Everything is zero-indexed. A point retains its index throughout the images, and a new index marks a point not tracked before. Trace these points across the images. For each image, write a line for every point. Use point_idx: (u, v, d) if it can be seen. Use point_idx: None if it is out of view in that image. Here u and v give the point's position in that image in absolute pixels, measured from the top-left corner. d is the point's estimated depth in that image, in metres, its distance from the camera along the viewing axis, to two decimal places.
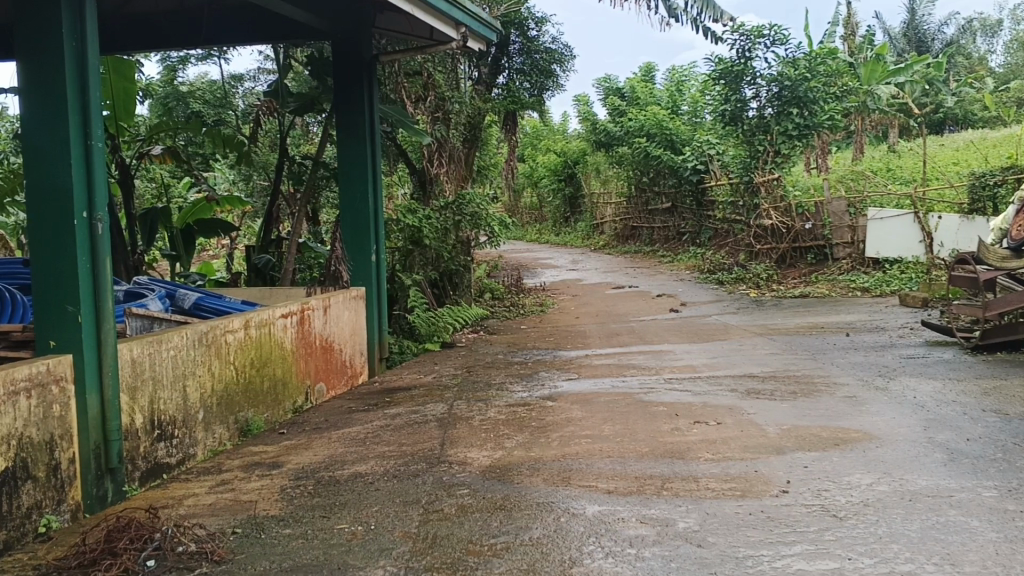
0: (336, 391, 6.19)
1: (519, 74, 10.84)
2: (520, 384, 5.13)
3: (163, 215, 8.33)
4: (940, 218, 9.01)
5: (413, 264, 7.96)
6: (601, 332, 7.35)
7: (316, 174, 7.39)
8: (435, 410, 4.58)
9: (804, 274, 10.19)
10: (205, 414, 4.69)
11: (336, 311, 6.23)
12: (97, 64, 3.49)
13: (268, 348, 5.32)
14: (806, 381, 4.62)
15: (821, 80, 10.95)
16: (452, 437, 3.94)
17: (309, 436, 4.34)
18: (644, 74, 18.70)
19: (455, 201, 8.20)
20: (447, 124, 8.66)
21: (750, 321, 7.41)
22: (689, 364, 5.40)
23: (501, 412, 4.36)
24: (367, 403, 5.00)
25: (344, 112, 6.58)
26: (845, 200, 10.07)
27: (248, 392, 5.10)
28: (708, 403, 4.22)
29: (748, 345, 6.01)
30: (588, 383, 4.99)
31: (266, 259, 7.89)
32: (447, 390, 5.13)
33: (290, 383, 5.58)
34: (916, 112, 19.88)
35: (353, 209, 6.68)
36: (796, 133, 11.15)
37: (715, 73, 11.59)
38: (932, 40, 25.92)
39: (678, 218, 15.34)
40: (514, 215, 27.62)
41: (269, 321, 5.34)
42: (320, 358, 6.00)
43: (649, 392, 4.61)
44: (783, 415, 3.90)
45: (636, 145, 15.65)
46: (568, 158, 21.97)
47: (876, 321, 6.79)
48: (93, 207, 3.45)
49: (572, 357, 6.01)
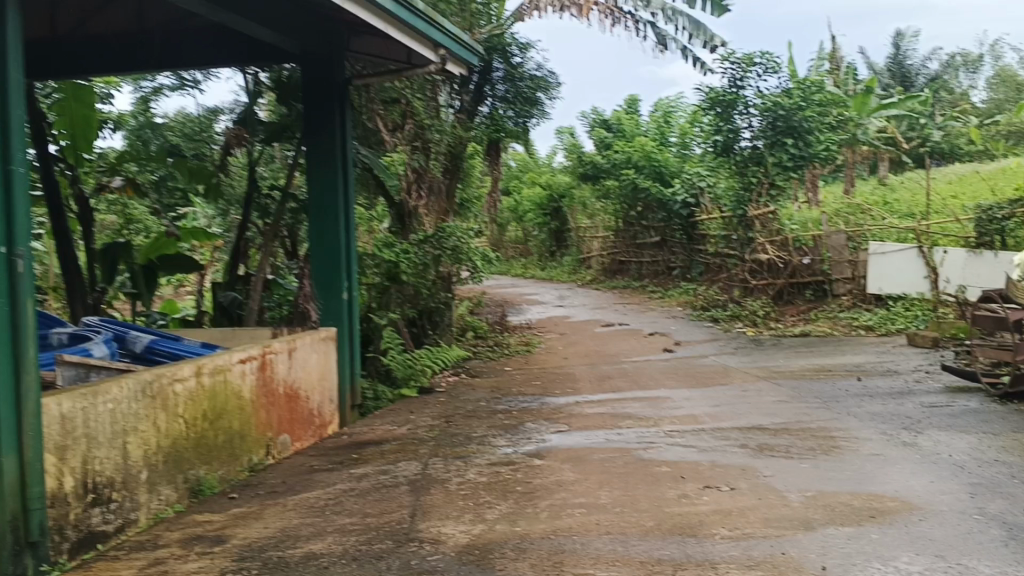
0: (301, 444, 5.65)
1: (503, 102, 10.42)
2: (503, 437, 4.61)
3: (125, 250, 7.78)
4: (945, 253, 8.55)
5: (389, 302, 7.45)
6: (592, 375, 6.85)
7: (285, 206, 6.89)
8: (407, 471, 4.05)
9: (802, 311, 9.77)
10: (149, 474, 4.15)
11: (302, 354, 5.70)
12: (17, 76, 2.95)
13: (223, 398, 4.79)
14: (824, 436, 4.13)
15: (816, 109, 10.59)
16: (425, 506, 3.42)
17: (263, 503, 3.80)
18: (630, 106, 18.37)
19: (433, 235, 7.69)
20: (426, 154, 8.24)
21: (750, 362, 6.93)
22: (692, 413, 4.90)
23: (482, 473, 3.84)
24: (332, 460, 4.47)
25: (314, 140, 6.09)
26: (846, 234, 9.68)
27: (199, 448, 4.56)
28: (716, 463, 3.72)
29: (752, 391, 5.52)
30: (579, 437, 4.48)
31: (233, 296, 7.38)
32: (423, 444, 4.60)
33: (249, 435, 5.04)
34: (904, 145, 19.62)
35: (323, 243, 6.16)
36: (791, 164, 10.74)
37: (705, 102, 11.24)
38: (915, 75, 25.83)
39: (667, 252, 14.94)
40: (499, 250, 27.17)
41: (225, 367, 4.82)
42: (284, 408, 5.47)
43: (648, 447, 4.10)
44: (805, 478, 3.40)
45: (624, 177, 15.27)
46: (554, 192, 21.56)
47: (887, 363, 6.32)
48: (12, 241, 2.92)
49: (561, 405, 5.50)
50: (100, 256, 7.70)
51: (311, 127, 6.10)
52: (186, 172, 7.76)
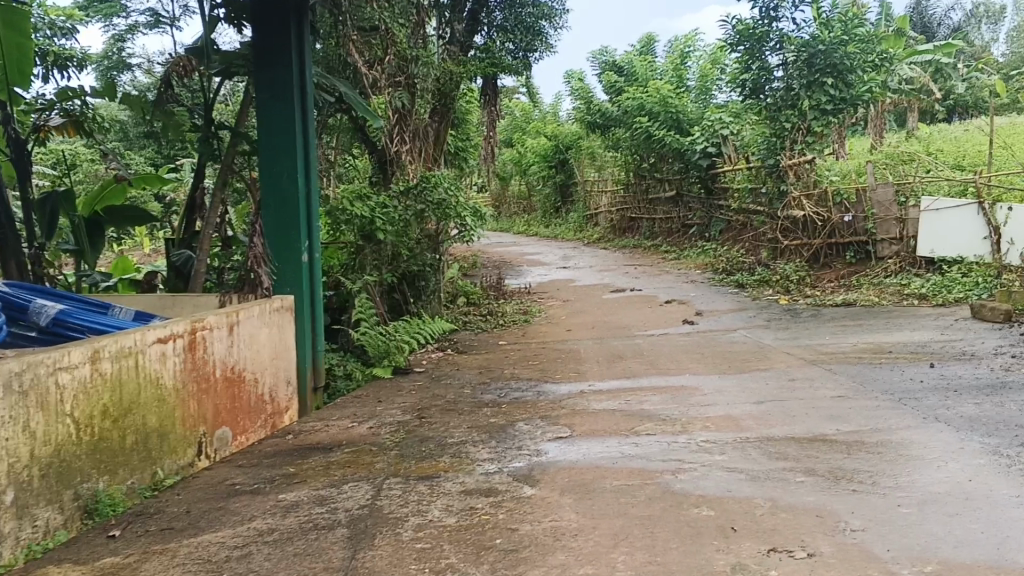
0: (247, 440, 4.41)
1: (500, 31, 9.29)
2: (485, 446, 3.54)
3: (66, 200, 6.44)
4: (1010, 210, 7.41)
5: (364, 263, 6.36)
6: (601, 353, 5.79)
7: (235, 149, 5.72)
8: (352, 499, 2.98)
9: (841, 276, 8.67)
10: (17, 494, 2.86)
11: (246, 329, 4.45)
12: None
13: (134, 388, 3.50)
14: (915, 456, 3.06)
15: (858, 45, 9.47)
16: (361, 572, 2.35)
17: (146, 550, 2.75)
18: (645, 46, 17.02)
19: (416, 185, 6.60)
20: (412, 92, 7.13)
21: (788, 339, 5.85)
22: (730, 413, 3.84)
23: (451, 509, 2.77)
24: (260, 477, 3.42)
25: (263, 66, 4.86)
26: (894, 186, 8.51)
27: (98, 454, 3.28)
28: (779, 503, 2.64)
29: (800, 381, 4.43)
30: (583, 448, 3.42)
31: (187, 255, 6.27)
32: (382, 455, 3.53)
33: (173, 432, 3.77)
34: (932, 96, 18.44)
35: (275, 192, 4.96)
36: (831, 107, 9.64)
37: (732, 36, 10.11)
38: (937, 25, 24.32)
39: (682, 208, 13.87)
40: (501, 205, 25.94)
41: (137, 350, 3.52)
42: (223, 397, 4.20)
43: (678, 471, 3.03)
44: (912, 539, 2.32)
45: (637, 125, 14.10)
46: (560, 143, 20.33)
47: (957, 344, 5.22)
48: None
49: (562, 397, 4.42)
50: (37, 208, 6.30)
51: (260, 50, 4.86)
52: (138, 109, 6.44)
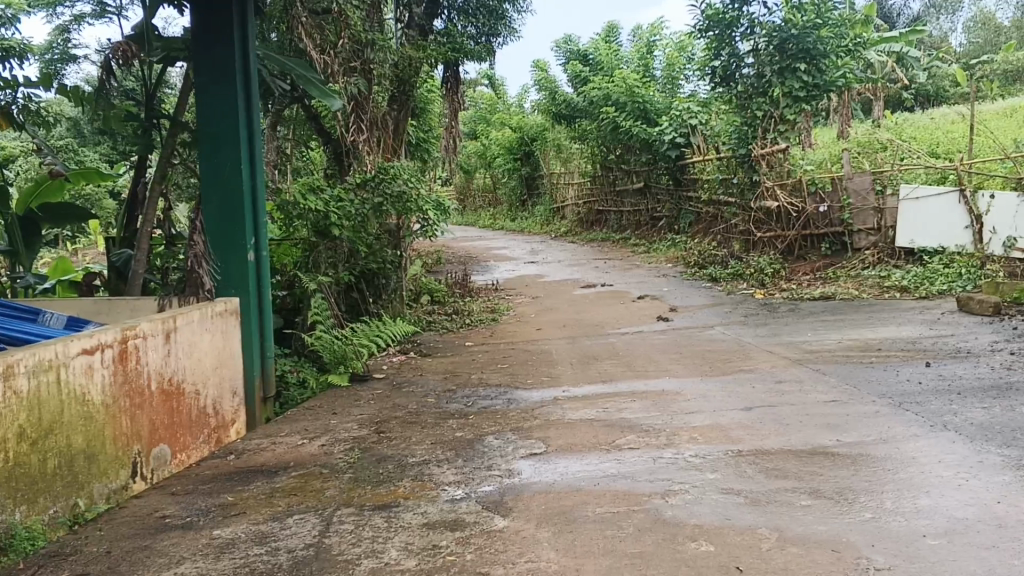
0: (187, 458, 3.96)
1: (460, 15, 9.02)
2: (450, 467, 3.16)
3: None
4: (992, 198, 7.24)
5: (319, 261, 5.90)
6: (574, 354, 5.44)
7: (177, 141, 5.25)
8: (297, 536, 2.60)
9: (817, 268, 8.43)
10: None
11: (185, 336, 4.00)
12: None
13: (55, 406, 3.04)
14: (929, 472, 2.74)
15: (831, 29, 9.21)
16: None
17: None
18: (609, 34, 16.69)
19: (372, 176, 6.17)
20: (367, 77, 6.66)
21: (770, 337, 5.54)
22: (718, 423, 3.50)
23: (410, 549, 2.39)
24: (194, 508, 3.02)
25: (204, 48, 4.41)
26: (871, 176, 8.23)
27: (13, 483, 2.81)
28: (786, 535, 2.30)
29: (790, 384, 4.10)
30: (560, 467, 3.05)
31: (128, 255, 5.78)
32: (334, 479, 3.14)
33: (103, 453, 3.32)
34: (898, 84, 18.36)
35: (218, 187, 4.53)
36: (804, 93, 9.40)
37: (701, 22, 9.84)
38: (897, 15, 24.30)
39: (651, 200, 13.62)
40: (465, 200, 25.51)
41: (59, 363, 3.06)
42: (160, 411, 3.75)
43: (668, 495, 2.68)
44: None
45: (604, 116, 13.78)
46: (525, 134, 19.95)
47: (949, 340, 4.94)
48: None
49: (534, 406, 4.06)
50: None
51: (200, 29, 4.40)
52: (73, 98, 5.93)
